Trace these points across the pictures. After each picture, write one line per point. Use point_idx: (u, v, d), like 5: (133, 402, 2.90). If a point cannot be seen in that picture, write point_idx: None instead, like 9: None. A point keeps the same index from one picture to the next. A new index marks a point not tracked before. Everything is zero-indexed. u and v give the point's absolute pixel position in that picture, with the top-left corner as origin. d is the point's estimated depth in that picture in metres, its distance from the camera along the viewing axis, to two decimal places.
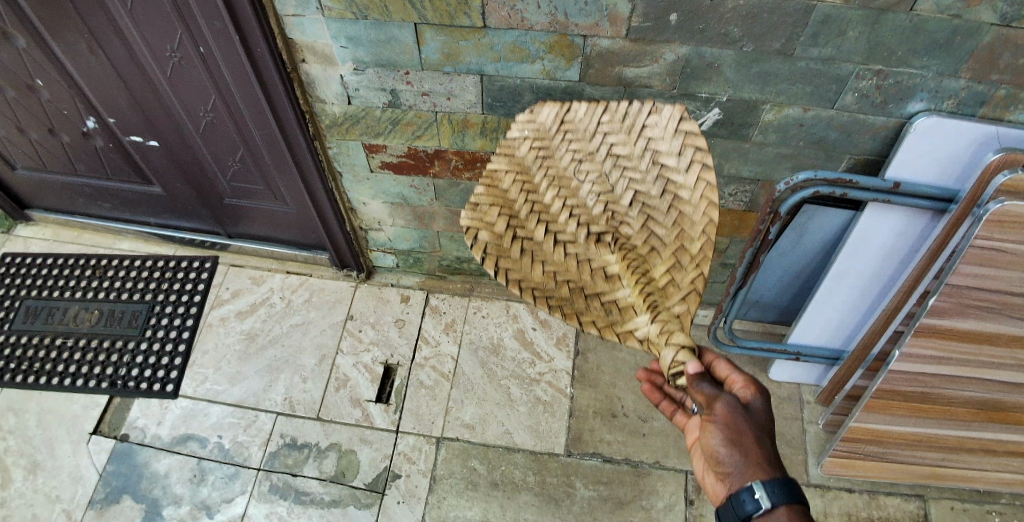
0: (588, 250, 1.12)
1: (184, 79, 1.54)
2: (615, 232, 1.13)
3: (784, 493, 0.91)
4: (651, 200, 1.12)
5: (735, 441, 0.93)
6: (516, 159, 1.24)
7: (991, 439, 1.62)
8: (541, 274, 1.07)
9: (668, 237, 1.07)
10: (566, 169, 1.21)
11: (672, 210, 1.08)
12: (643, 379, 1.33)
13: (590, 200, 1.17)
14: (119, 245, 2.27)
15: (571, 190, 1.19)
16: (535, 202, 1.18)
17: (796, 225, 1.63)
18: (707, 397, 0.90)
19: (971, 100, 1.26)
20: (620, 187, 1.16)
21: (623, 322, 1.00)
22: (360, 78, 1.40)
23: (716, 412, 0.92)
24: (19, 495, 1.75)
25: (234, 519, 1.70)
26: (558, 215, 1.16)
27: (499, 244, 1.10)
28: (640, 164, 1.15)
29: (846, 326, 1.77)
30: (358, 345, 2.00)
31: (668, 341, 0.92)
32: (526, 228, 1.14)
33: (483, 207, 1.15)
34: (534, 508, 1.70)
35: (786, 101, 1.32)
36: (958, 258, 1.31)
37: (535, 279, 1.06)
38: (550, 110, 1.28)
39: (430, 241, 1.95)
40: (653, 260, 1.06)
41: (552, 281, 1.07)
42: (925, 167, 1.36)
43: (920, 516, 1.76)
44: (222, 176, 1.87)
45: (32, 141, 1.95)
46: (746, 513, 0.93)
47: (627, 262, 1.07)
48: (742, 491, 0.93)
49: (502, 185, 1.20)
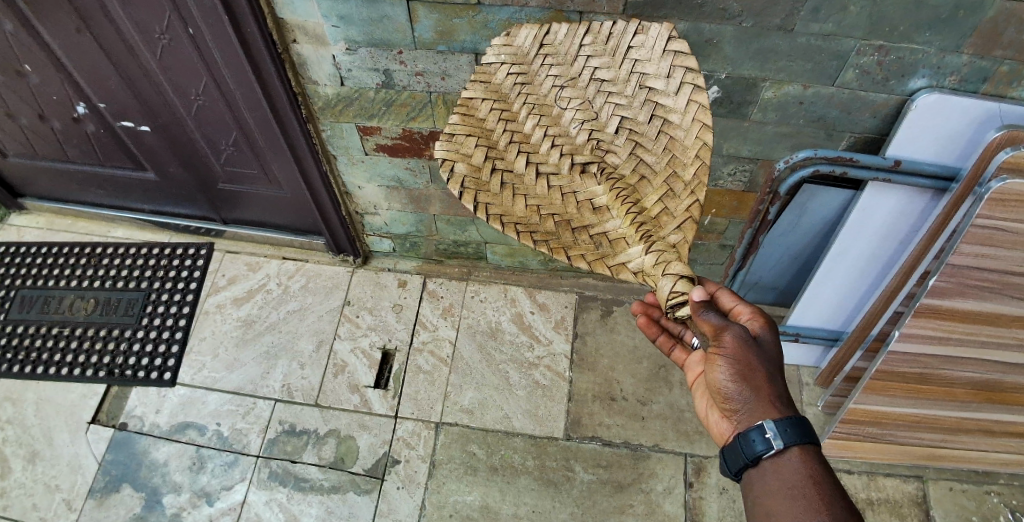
0: (577, 184, 1.11)
1: (175, 61, 1.52)
2: (604, 162, 1.11)
3: (795, 433, 0.88)
4: (638, 125, 1.09)
5: (741, 371, 0.92)
6: (494, 85, 1.18)
7: (991, 419, 1.62)
8: (524, 208, 1.08)
9: (659, 164, 1.07)
10: (546, 95, 1.15)
11: (662, 136, 1.07)
12: (638, 312, 1.30)
13: (573, 128, 1.14)
14: (114, 233, 2.26)
15: (554, 117, 1.15)
16: (514, 131, 1.15)
17: (796, 204, 1.61)
18: (712, 323, 0.90)
19: (973, 76, 1.24)
20: (609, 110, 1.12)
21: (615, 255, 1.02)
22: (353, 58, 1.38)
23: (724, 344, 0.91)
24: (19, 485, 1.75)
25: (234, 506, 1.70)
26: (539, 145, 1.14)
27: (478, 177, 1.10)
28: (625, 88, 1.10)
29: (845, 307, 1.76)
30: (356, 330, 1.99)
31: (664, 272, 0.93)
32: (505, 159, 1.12)
33: (459, 138, 1.13)
34: (534, 492, 1.70)
35: (786, 79, 1.30)
36: (959, 238, 1.30)
37: (517, 214, 1.07)
38: (527, 31, 1.18)
39: (427, 225, 1.93)
40: (645, 191, 1.06)
41: (537, 215, 1.08)
42: (926, 145, 1.34)
43: (919, 497, 1.76)
44: (216, 160, 1.86)
45: (23, 127, 1.93)
46: (756, 454, 0.91)
47: (616, 192, 1.07)
48: (752, 431, 0.91)
49: (479, 113, 1.16)
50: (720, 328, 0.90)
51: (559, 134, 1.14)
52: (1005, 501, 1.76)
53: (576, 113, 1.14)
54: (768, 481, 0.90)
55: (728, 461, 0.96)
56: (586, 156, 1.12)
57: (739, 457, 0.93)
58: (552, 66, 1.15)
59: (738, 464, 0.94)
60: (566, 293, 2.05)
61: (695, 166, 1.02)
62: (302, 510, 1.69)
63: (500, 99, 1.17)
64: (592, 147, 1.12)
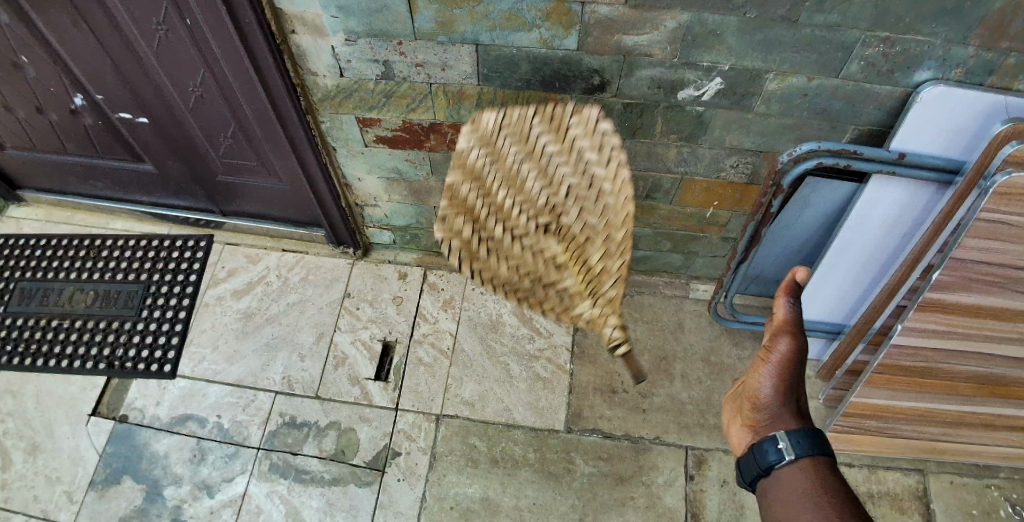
0: (535, 235, 1.23)
1: (172, 53, 1.51)
2: (557, 211, 1.22)
3: (807, 445, 0.94)
4: (582, 191, 1.20)
5: (788, 378, 1.02)
6: (468, 166, 1.23)
7: (992, 413, 1.62)
8: (506, 269, 1.22)
9: (599, 225, 1.19)
10: (512, 171, 1.23)
11: (599, 201, 1.19)
12: None
13: (535, 192, 1.23)
14: (113, 225, 2.25)
15: (513, 171, 1.23)
16: (490, 203, 1.24)
17: (800, 197, 1.60)
18: (788, 320, 1.02)
19: (980, 68, 1.23)
20: (559, 167, 1.20)
21: (571, 307, 1.17)
22: (352, 49, 1.36)
23: (778, 350, 1.02)
24: (20, 477, 1.75)
25: (235, 498, 1.70)
26: (511, 212, 1.24)
27: (468, 249, 1.22)
28: (572, 158, 1.19)
29: (847, 301, 1.75)
30: (356, 322, 1.98)
31: (606, 322, 1.11)
32: (487, 230, 1.23)
33: (449, 219, 1.23)
34: (535, 484, 1.70)
35: (790, 70, 1.29)
36: (963, 232, 1.29)
37: (501, 275, 1.21)
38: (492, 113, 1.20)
39: (427, 217, 1.93)
40: (591, 241, 1.19)
41: (518, 274, 1.21)
42: (931, 138, 1.33)
43: (919, 490, 1.76)
44: (214, 152, 1.85)
45: (20, 119, 1.92)
46: (769, 464, 0.96)
47: (570, 253, 1.20)
48: (766, 441, 0.97)
49: (460, 195, 1.23)
50: (790, 327, 1.02)
51: (517, 186, 1.23)
52: (1005, 494, 1.76)
53: (530, 168, 1.22)
54: (782, 490, 0.95)
55: (745, 472, 1.02)
56: (540, 207, 1.23)
57: (754, 467, 0.99)
58: (511, 139, 1.21)
59: (753, 474, 1.00)
60: None
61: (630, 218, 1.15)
62: (303, 502, 1.69)
63: (462, 160, 1.23)
64: (544, 195, 1.22)
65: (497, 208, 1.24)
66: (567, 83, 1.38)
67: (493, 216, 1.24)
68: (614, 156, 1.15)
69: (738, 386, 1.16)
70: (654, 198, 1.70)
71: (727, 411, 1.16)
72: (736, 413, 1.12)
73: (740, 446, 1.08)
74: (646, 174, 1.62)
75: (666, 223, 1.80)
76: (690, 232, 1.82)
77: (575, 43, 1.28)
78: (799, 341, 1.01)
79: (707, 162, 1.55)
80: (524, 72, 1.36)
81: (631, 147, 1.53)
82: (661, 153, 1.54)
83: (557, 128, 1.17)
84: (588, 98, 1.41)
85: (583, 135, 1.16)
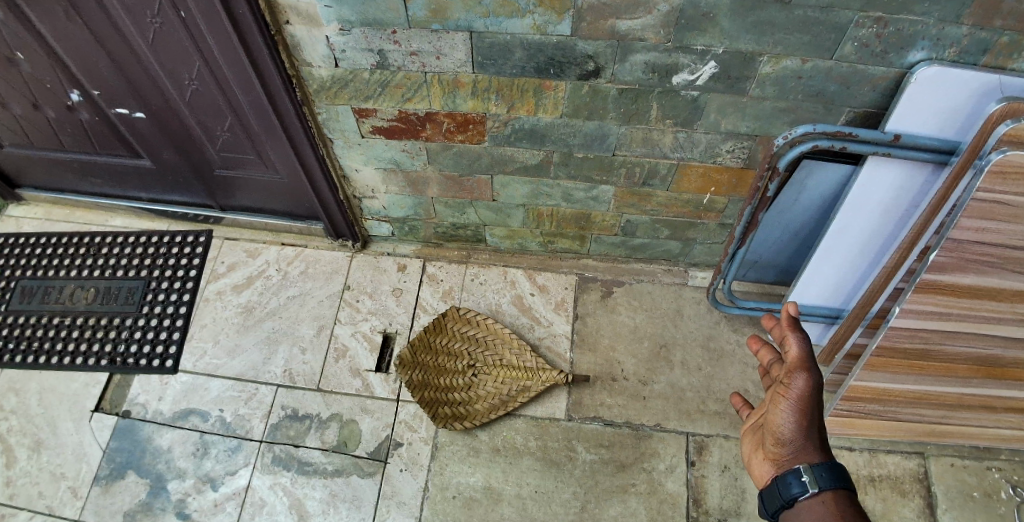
0: (479, 384, 1.79)
1: (168, 45, 1.52)
2: (475, 365, 1.82)
3: (830, 478, 0.98)
4: (484, 345, 1.84)
5: (808, 414, 1.03)
6: (419, 376, 1.82)
7: (992, 395, 1.62)
8: (479, 407, 1.77)
9: (503, 360, 1.82)
10: (440, 363, 1.83)
11: (500, 340, 1.84)
12: None
13: (466, 367, 1.82)
14: (112, 222, 2.25)
15: (443, 365, 1.83)
16: (445, 387, 1.80)
17: (796, 181, 1.60)
18: (800, 356, 1.02)
19: (973, 47, 1.23)
20: (460, 358, 1.83)
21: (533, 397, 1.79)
22: (347, 39, 1.37)
23: (794, 387, 1.02)
24: (24, 474, 1.76)
25: (238, 491, 1.71)
26: (453, 381, 1.80)
27: (447, 411, 1.77)
28: (477, 340, 1.85)
29: (845, 285, 1.76)
30: (356, 314, 1.99)
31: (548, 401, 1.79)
32: (447, 396, 1.79)
33: (431, 407, 1.78)
34: (536, 472, 1.71)
35: (784, 53, 1.29)
36: (959, 211, 1.29)
37: (478, 409, 1.76)
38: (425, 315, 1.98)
39: (425, 208, 1.93)
40: (495, 363, 1.82)
41: (482, 404, 1.77)
42: (926, 118, 1.33)
43: (921, 473, 1.76)
44: (211, 146, 1.86)
45: (17, 116, 1.93)
46: (792, 496, 1.00)
47: (496, 368, 1.81)
48: (790, 474, 1.01)
49: (435, 403, 1.78)
50: (803, 363, 1.02)
51: (446, 378, 1.81)
52: (1006, 476, 1.76)
53: (451, 367, 1.82)
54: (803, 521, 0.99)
55: (766, 503, 1.05)
56: (464, 376, 1.80)
57: (776, 498, 1.02)
58: (441, 358, 1.84)
59: (775, 504, 1.03)
60: (566, 274, 2.05)
61: (510, 337, 1.84)
62: (306, 493, 1.70)
63: (427, 406, 1.78)
64: (462, 366, 1.82)
65: (462, 401, 1.78)
66: (562, 69, 1.38)
67: (461, 411, 1.76)
68: (464, 317, 1.89)
69: (756, 418, 1.17)
70: (650, 184, 1.70)
71: (746, 442, 1.17)
72: (757, 446, 1.13)
73: (762, 479, 1.09)
74: (641, 160, 1.62)
75: (663, 210, 1.80)
76: (687, 218, 1.82)
77: (568, 29, 1.28)
78: (814, 377, 1.01)
79: (703, 146, 1.55)
80: (518, 58, 1.36)
81: (626, 134, 1.53)
82: (657, 139, 1.54)
83: (442, 333, 1.88)
84: (583, 83, 1.41)
85: (450, 323, 1.88)
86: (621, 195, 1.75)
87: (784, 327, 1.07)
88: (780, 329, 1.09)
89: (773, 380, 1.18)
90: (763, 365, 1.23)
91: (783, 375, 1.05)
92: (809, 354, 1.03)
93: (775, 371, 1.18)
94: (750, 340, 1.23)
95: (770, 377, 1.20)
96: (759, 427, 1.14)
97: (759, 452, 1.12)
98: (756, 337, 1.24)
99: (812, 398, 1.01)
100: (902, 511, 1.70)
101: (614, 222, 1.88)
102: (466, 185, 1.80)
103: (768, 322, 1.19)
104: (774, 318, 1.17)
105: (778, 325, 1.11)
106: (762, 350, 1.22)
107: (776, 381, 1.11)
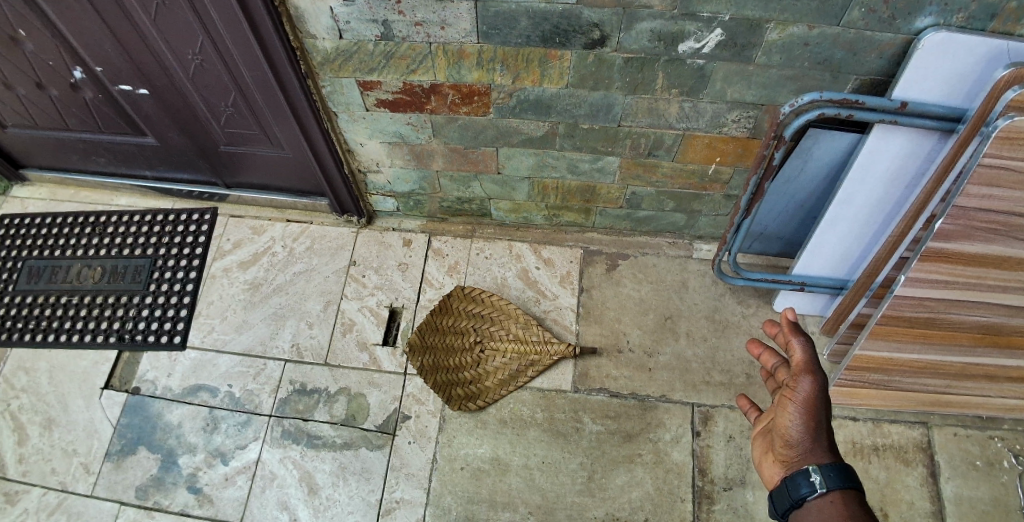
0: (487, 361, 1.81)
1: (171, 21, 1.51)
2: (482, 342, 1.83)
3: (838, 478, 0.96)
4: (491, 322, 1.85)
5: (815, 416, 1.03)
6: (427, 357, 1.83)
7: (995, 364, 1.63)
8: (491, 383, 1.78)
9: (511, 336, 1.83)
10: (448, 343, 1.84)
11: (508, 317, 1.85)
12: None
13: (475, 345, 1.83)
14: (117, 201, 2.25)
15: (451, 345, 1.83)
16: (455, 367, 1.81)
17: (802, 150, 1.60)
18: (805, 360, 1.05)
19: (981, 13, 1.22)
20: (468, 337, 1.84)
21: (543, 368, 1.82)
22: (351, 10, 1.35)
23: (800, 390, 1.04)
24: (37, 451, 1.78)
25: (249, 464, 1.73)
26: (463, 360, 1.81)
27: (459, 391, 1.78)
28: (484, 316, 1.86)
29: (851, 256, 1.76)
30: (362, 289, 2.00)
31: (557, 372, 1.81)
32: (458, 376, 1.80)
33: (443, 390, 1.79)
34: (543, 443, 1.73)
35: (791, 19, 1.28)
36: (966, 179, 1.29)
37: (490, 387, 1.78)
38: (431, 290, 1.99)
39: (430, 182, 1.93)
40: (503, 339, 1.83)
41: (494, 382, 1.79)
42: (933, 86, 1.32)
43: (925, 442, 1.78)
44: (216, 123, 1.85)
45: (20, 95, 1.92)
46: (801, 497, 0.98)
47: (506, 345, 1.82)
48: (798, 474, 1.00)
49: (446, 385, 1.79)
50: (809, 366, 1.05)
51: (454, 357, 1.82)
52: (1009, 444, 1.77)
53: (460, 346, 1.83)
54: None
55: (776, 503, 1.03)
56: (472, 354, 1.82)
57: (785, 498, 1.01)
58: (449, 337, 1.85)
59: (785, 504, 1.01)
60: (571, 248, 2.05)
61: (516, 311, 1.85)
62: (316, 466, 1.72)
63: (440, 389, 1.79)
64: (469, 343, 1.83)
65: (472, 379, 1.79)
66: (567, 38, 1.37)
67: (473, 389, 1.78)
68: (469, 295, 1.89)
69: (766, 421, 1.17)
70: (656, 155, 1.69)
71: (757, 445, 1.17)
72: (768, 449, 1.12)
73: (773, 480, 1.09)
74: (647, 131, 1.62)
75: (668, 182, 1.80)
76: (692, 190, 1.82)
77: None
78: (821, 380, 1.04)
79: (708, 116, 1.55)
80: (524, 27, 1.35)
81: (632, 104, 1.53)
82: (663, 109, 1.54)
83: (447, 313, 1.88)
84: (589, 53, 1.40)
85: (455, 302, 1.89)
86: (626, 166, 1.75)
87: (788, 333, 1.09)
88: (784, 335, 1.11)
89: (779, 382, 1.18)
90: (766, 367, 1.22)
91: (790, 379, 1.08)
92: (814, 358, 1.06)
93: (781, 373, 1.17)
94: (750, 345, 1.22)
95: (775, 379, 1.20)
96: (769, 430, 1.13)
97: (770, 454, 1.12)
98: (756, 341, 1.23)
99: (819, 400, 1.03)
100: (906, 479, 1.72)
101: (620, 195, 1.88)
102: (471, 157, 1.79)
103: (771, 327, 1.18)
104: (775, 323, 1.18)
105: (781, 331, 1.13)
106: (765, 354, 1.21)
107: (783, 385, 1.13)
